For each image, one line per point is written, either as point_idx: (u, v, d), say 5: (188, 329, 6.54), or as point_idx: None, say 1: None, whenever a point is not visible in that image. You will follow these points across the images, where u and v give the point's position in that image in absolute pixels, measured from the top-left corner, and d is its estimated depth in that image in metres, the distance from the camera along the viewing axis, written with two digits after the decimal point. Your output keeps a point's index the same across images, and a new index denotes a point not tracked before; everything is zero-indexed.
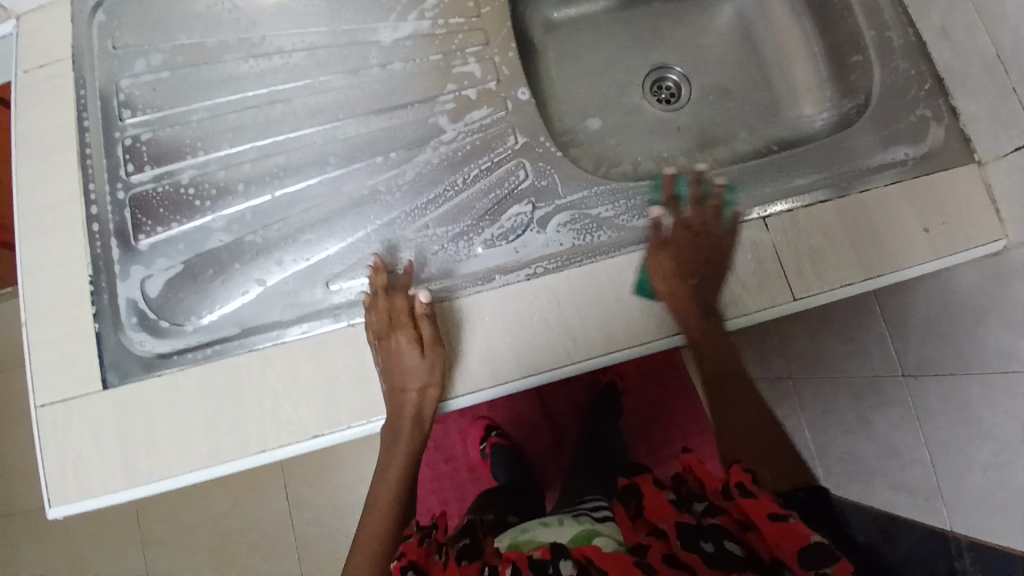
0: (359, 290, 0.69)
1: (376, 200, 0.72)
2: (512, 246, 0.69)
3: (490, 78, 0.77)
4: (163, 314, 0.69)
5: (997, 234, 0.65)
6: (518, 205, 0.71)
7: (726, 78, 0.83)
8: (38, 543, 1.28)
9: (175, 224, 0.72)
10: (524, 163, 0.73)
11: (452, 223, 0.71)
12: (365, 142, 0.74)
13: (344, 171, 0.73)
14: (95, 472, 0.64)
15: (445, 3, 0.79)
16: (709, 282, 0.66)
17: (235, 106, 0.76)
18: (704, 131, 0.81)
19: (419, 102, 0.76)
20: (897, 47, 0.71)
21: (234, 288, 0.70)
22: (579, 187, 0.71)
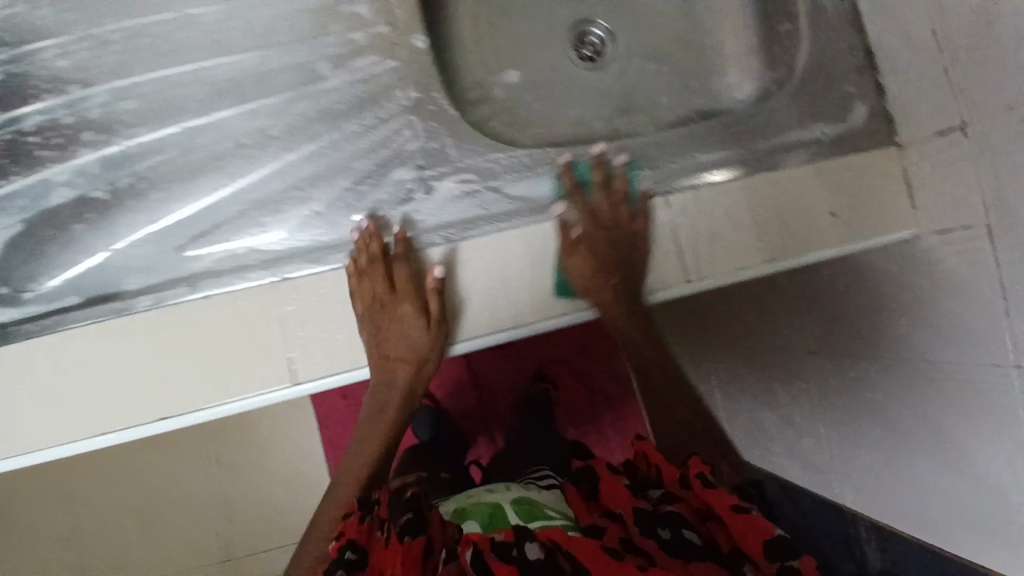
0: (221, 257, 0.60)
1: (239, 155, 0.61)
2: (398, 217, 0.60)
3: (382, 21, 0.62)
4: (5, 278, 0.60)
5: (909, 222, 0.65)
6: (401, 168, 0.61)
7: (651, 34, 0.76)
8: None
9: (17, 175, 0.61)
10: (413, 119, 0.61)
11: (325, 185, 0.61)
12: (232, 86, 0.62)
13: (207, 119, 0.62)
14: None
15: None
16: (613, 264, 0.61)
17: (87, 42, 0.63)
18: (626, 94, 0.75)
19: (302, 40, 0.63)
20: (830, 17, 0.67)
21: (80, 252, 0.60)
22: (473, 151, 0.61)
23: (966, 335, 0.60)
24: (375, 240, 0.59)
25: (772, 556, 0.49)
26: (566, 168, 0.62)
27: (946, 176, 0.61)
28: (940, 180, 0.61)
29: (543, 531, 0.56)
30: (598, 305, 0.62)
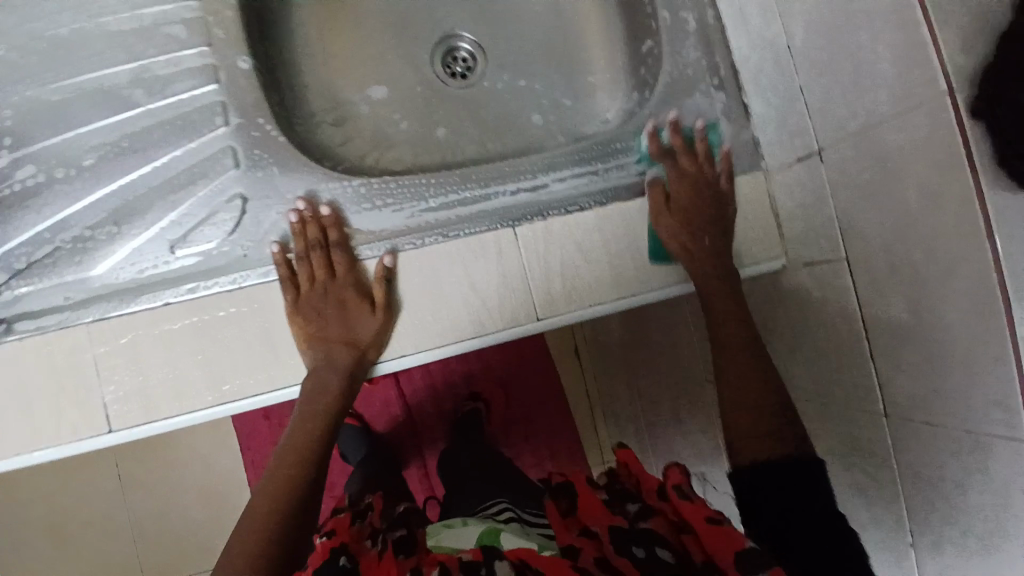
0: (32, 296, 0.56)
1: (53, 189, 0.58)
2: (224, 247, 0.58)
3: (201, 41, 0.61)
4: None
5: (778, 251, 0.62)
6: (222, 199, 0.58)
7: (522, 48, 0.73)
8: None
9: None
10: (237, 149, 0.59)
11: (144, 219, 0.58)
12: (44, 117, 0.58)
13: (23, 153, 0.58)
14: None
15: None
16: (443, 299, 0.58)
17: None
18: (496, 114, 0.71)
19: (123, 65, 0.60)
20: (692, 34, 0.64)
21: None
22: (301, 179, 0.60)
23: (838, 352, 0.57)
24: (316, 222, 0.58)
25: (750, 569, 0.43)
26: (403, 197, 0.60)
27: (806, 206, 0.58)
28: (800, 209, 0.59)
29: (514, 550, 0.50)
30: (447, 343, 0.58)
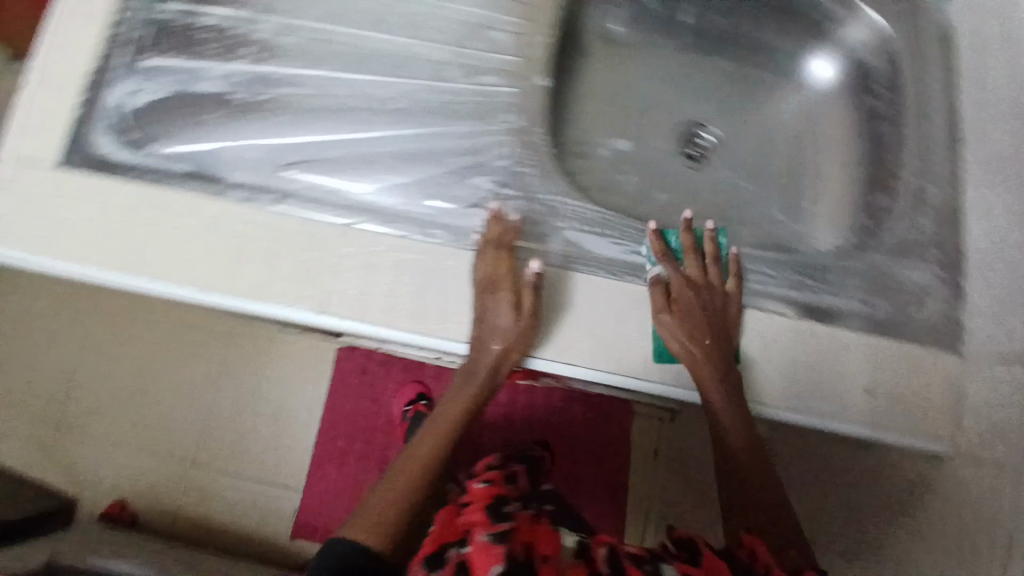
0: (307, 186, 0.66)
1: (355, 113, 0.67)
2: (466, 215, 0.66)
3: (515, 53, 0.69)
4: (140, 126, 0.66)
5: (947, 435, 0.63)
6: (481, 177, 0.67)
7: (757, 160, 0.79)
8: None
9: (176, 58, 0.67)
10: (509, 142, 0.68)
11: (417, 167, 0.67)
12: (372, 54, 0.68)
13: (343, 74, 0.67)
14: (23, 221, 0.63)
15: None
16: (617, 332, 0.64)
17: None
18: (714, 206, 0.76)
19: (445, 45, 0.69)
20: (931, 210, 0.67)
21: (201, 133, 0.66)
22: (549, 186, 0.67)
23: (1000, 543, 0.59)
24: (501, 224, 0.64)
25: None
26: (625, 237, 0.67)
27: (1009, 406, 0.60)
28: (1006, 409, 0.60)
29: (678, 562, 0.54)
30: (613, 370, 0.63)
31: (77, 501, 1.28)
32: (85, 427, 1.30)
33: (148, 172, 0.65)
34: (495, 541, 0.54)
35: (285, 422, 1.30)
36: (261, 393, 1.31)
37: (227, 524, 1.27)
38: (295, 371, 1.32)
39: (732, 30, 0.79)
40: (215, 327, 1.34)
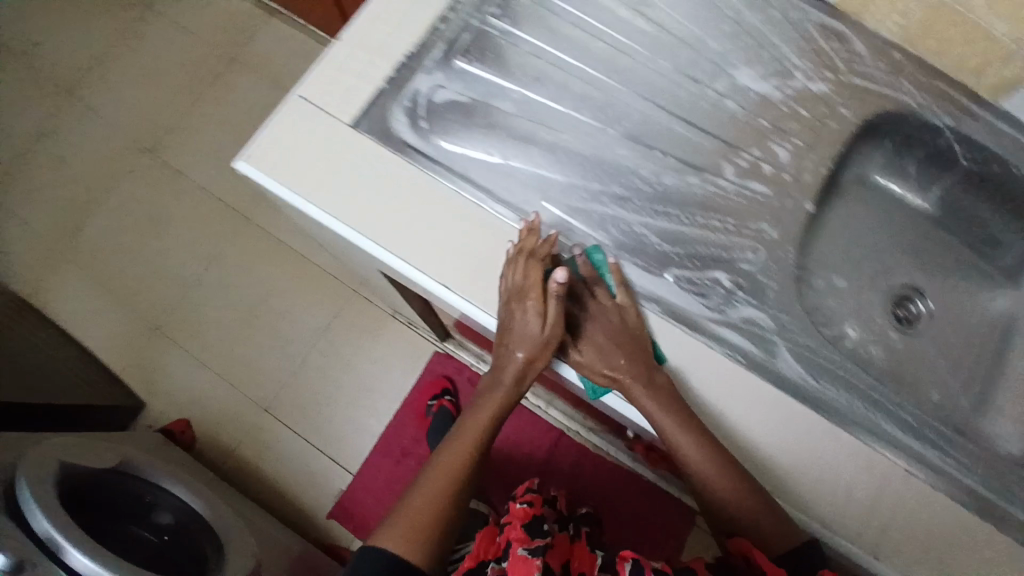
0: (560, 223, 0.66)
1: (624, 174, 0.68)
2: (702, 313, 0.64)
3: (790, 172, 0.69)
4: (430, 118, 0.69)
5: None
6: (722, 273, 0.65)
7: (962, 341, 0.80)
8: (118, 214, 1.45)
9: (485, 70, 0.70)
10: (760, 252, 0.67)
11: (665, 241, 0.66)
12: (658, 128, 0.69)
13: (624, 136, 0.68)
14: (306, 165, 0.67)
15: (809, 93, 0.71)
16: (809, 466, 0.62)
17: (597, 33, 0.72)
18: (912, 370, 0.76)
19: (723, 142, 0.69)
20: None
21: (482, 144, 0.68)
22: (787, 310, 0.66)
23: None
24: (535, 236, 0.63)
25: None
26: (854, 390, 0.65)
27: None
28: None
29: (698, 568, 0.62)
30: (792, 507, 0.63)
31: (150, 402, 1.36)
32: (181, 338, 1.40)
33: (423, 163, 0.67)
34: (532, 555, 0.65)
35: (363, 400, 1.38)
36: (349, 366, 1.40)
37: (274, 477, 1.33)
38: (388, 358, 1.40)
39: (978, 216, 0.80)
40: (330, 291, 1.44)
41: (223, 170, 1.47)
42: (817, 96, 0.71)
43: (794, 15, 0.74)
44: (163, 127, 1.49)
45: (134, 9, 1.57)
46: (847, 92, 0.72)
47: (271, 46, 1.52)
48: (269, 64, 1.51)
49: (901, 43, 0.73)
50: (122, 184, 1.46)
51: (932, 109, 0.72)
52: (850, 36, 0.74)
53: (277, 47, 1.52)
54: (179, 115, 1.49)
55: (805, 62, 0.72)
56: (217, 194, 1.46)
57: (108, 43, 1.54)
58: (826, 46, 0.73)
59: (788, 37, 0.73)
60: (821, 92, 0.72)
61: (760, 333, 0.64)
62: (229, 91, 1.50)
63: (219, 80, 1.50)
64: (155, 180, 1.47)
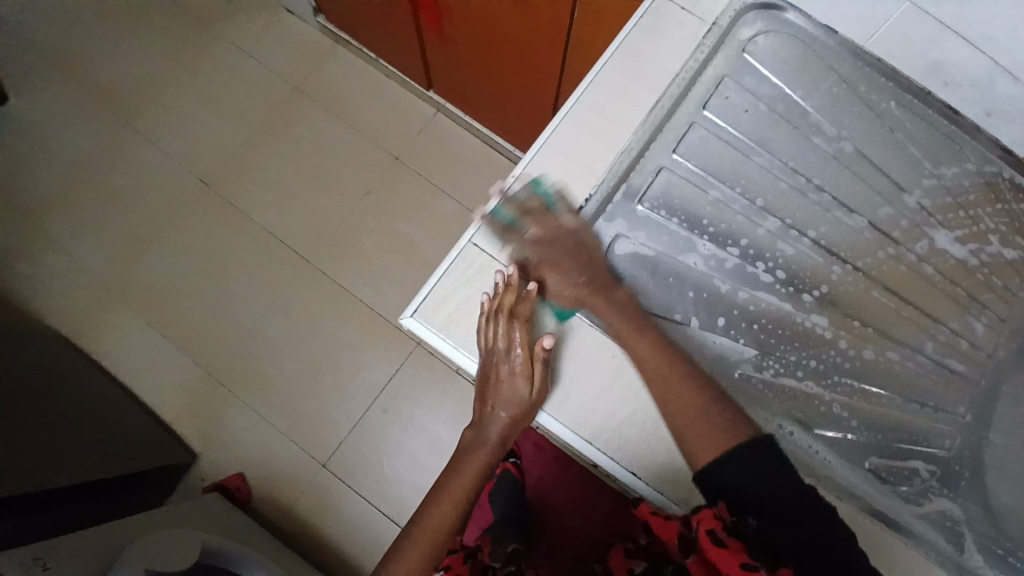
0: (756, 400, 0.61)
1: (822, 347, 0.63)
2: (902, 507, 0.60)
3: (985, 349, 0.66)
4: (612, 271, 0.63)
5: None
6: (920, 461, 0.62)
7: None
8: (170, 251, 1.38)
9: (672, 219, 0.65)
10: (954, 436, 0.64)
11: (864, 426, 0.62)
12: (855, 296, 0.64)
13: (820, 305, 0.64)
14: (480, 323, 0.61)
15: (1006, 261, 0.67)
16: None
17: (790, 182, 0.67)
18: None
19: (921, 313, 0.65)
20: None
21: (668, 304, 0.63)
22: (983, 503, 0.62)
23: None
24: (516, 293, 0.58)
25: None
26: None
27: None
28: None
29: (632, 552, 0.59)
30: None
31: (199, 459, 1.28)
32: (240, 389, 1.31)
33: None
34: None
35: (431, 467, 1.28)
36: (414, 427, 1.31)
37: (325, 545, 1.25)
38: (455, 421, 1.30)
39: None
40: (396, 343, 1.35)
41: (286, 208, 1.40)
42: (1012, 264, 0.67)
43: (989, 167, 0.69)
44: (225, 158, 1.43)
45: (194, 27, 1.51)
46: None
47: (338, 76, 1.48)
48: (346, 103, 1.46)
49: None
50: (177, 219, 1.39)
51: None
52: None
53: (355, 87, 1.47)
54: (240, 146, 1.44)
55: (1006, 220, 0.68)
56: (279, 233, 1.39)
57: (168, 63, 1.48)
58: (1016, 205, 0.68)
59: (982, 193, 0.68)
60: (1017, 259, 0.67)
61: (955, 529, 0.60)
62: (297, 130, 1.45)
63: (289, 117, 1.45)
64: (214, 216, 1.40)
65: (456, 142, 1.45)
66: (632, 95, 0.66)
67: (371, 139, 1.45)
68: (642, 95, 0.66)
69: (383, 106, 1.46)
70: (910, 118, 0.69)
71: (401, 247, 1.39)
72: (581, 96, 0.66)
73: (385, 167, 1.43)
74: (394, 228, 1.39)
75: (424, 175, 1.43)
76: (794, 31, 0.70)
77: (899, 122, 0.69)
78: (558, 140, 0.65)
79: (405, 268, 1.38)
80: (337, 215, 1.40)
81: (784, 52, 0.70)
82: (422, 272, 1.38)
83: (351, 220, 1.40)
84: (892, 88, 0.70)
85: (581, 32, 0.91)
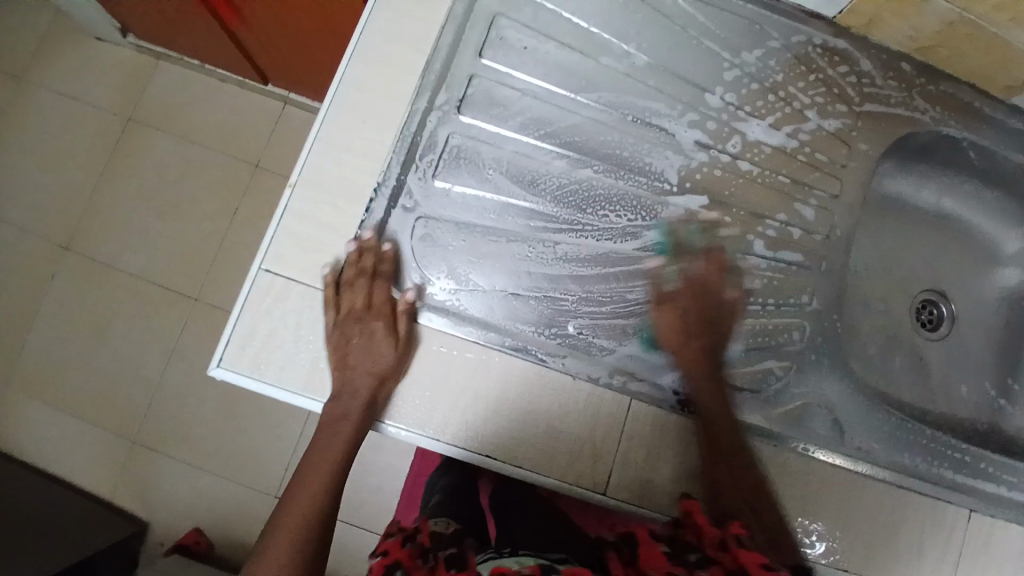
0: (601, 346, 0.59)
1: (652, 274, 0.61)
2: (764, 413, 0.60)
3: (821, 231, 0.65)
4: (420, 255, 0.59)
5: None
6: (775, 360, 0.62)
7: (990, 340, 0.78)
8: (51, 328, 1.30)
9: (469, 184, 0.60)
10: (805, 327, 0.63)
11: (708, 342, 0.61)
12: (678, 215, 0.62)
13: (642, 233, 0.62)
14: (292, 351, 0.57)
15: (824, 135, 0.65)
16: (884, 532, 0.62)
17: (589, 111, 0.63)
18: (938, 378, 0.76)
19: (749, 212, 0.63)
20: None
21: (488, 270, 0.59)
22: (846, 387, 0.63)
23: None
24: (372, 253, 0.57)
25: None
26: (916, 449, 0.64)
27: None
28: None
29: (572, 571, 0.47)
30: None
31: (149, 525, 1.25)
32: (164, 445, 1.27)
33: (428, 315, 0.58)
34: None
35: None
36: None
37: None
38: None
39: (970, 219, 0.78)
40: None
41: (155, 251, 1.33)
42: (833, 136, 0.65)
43: (795, 37, 0.66)
44: (77, 214, 1.34)
45: (2, 80, 1.38)
46: (862, 124, 0.66)
47: (169, 95, 1.37)
48: (187, 121, 1.37)
49: (911, 51, 0.67)
50: (46, 293, 1.31)
51: (949, 121, 0.69)
52: (854, 52, 0.67)
53: (192, 102, 1.37)
54: (88, 198, 1.34)
55: (815, 93, 0.65)
56: (157, 278, 1.32)
57: None
58: (829, 69, 0.66)
59: (792, 69, 0.65)
60: (835, 130, 0.65)
61: (825, 415, 0.62)
62: (144, 165, 1.35)
63: (132, 153, 1.36)
64: (83, 278, 1.31)
65: None
66: (399, 61, 0.61)
67: (225, 153, 1.36)
68: (409, 58, 0.61)
69: (226, 115, 1.37)
70: (700, 9, 0.65)
71: None
72: (344, 77, 0.60)
73: (247, 178, 1.35)
74: None
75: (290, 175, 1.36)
76: None
77: (691, 19, 0.65)
78: (329, 132, 0.60)
79: None
80: (213, 242, 1.33)
81: None
82: None
83: (228, 242, 1.33)
84: None
85: None
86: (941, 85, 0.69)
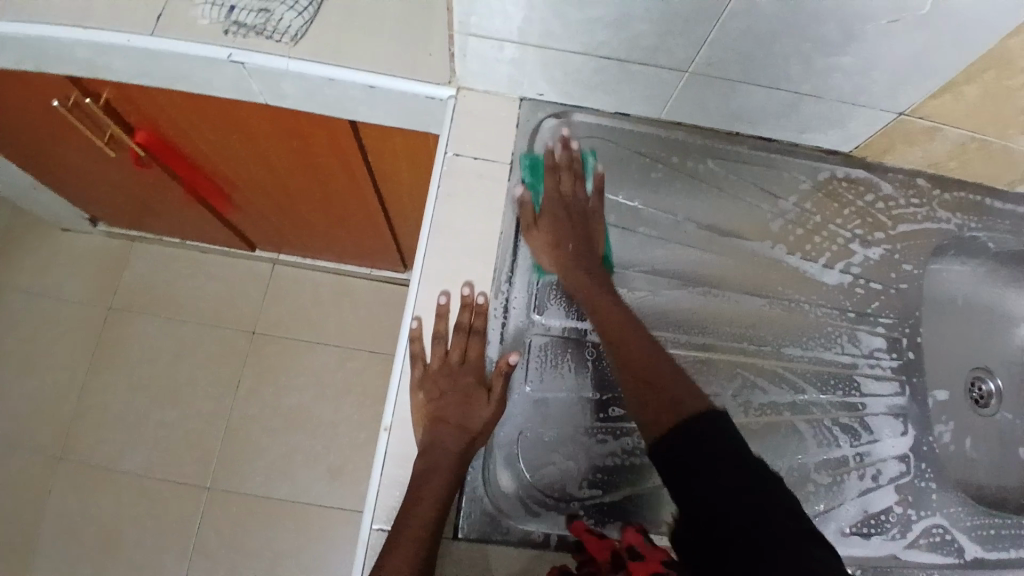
0: None
1: (757, 437, 0.61)
2: (894, 557, 0.60)
3: (892, 357, 0.67)
4: (534, 471, 0.57)
5: None
6: (888, 496, 0.62)
7: None
8: (52, 554, 1.16)
9: (564, 386, 0.60)
10: (906, 455, 0.64)
11: (823, 494, 0.61)
12: (768, 371, 0.63)
13: (738, 397, 0.62)
14: None
15: (872, 264, 0.68)
16: None
17: (660, 287, 0.64)
18: None
19: (822, 351, 0.65)
20: None
21: (601, 471, 0.58)
22: (955, 502, 0.64)
23: None
24: (468, 309, 0.59)
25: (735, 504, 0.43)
26: None
27: None
28: None
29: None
30: None
31: None
32: None
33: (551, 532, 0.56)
34: None
35: None
36: None
37: None
38: None
39: None
40: (344, 519, 1.21)
41: (155, 445, 1.23)
42: (880, 263, 0.69)
43: (820, 176, 0.70)
44: (64, 421, 1.23)
45: None
46: (901, 246, 0.70)
47: (148, 276, 1.32)
48: (173, 299, 1.31)
49: (924, 168, 0.71)
50: (42, 515, 1.18)
51: (970, 224, 0.73)
52: (876, 179, 0.71)
53: (176, 279, 1.32)
54: (74, 402, 1.25)
55: (851, 226, 0.69)
56: (164, 473, 1.22)
57: None
58: (857, 200, 0.70)
59: (825, 207, 0.69)
60: (880, 257, 0.69)
61: (945, 539, 0.62)
62: (135, 354, 1.28)
63: (119, 343, 1.28)
64: (80, 490, 1.20)
65: (307, 286, 1.34)
66: (466, 272, 0.60)
67: (219, 325, 1.31)
68: (474, 266, 0.60)
69: (215, 285, 1.32)
70: (730, 167, 0.68)
71: (303, 422, 1.26)
72: (417, 300, 0.59)
73: (247, 346, 1.30)
74: (285, 405, 1.27)
75: (291, 334, 1.31)
76: (595, 137, 0.67)
77: (726, 179, 0.68)
78: (415, 362, 0.57)
79: (317, 442, 1.25)
80: (218, 421, 1.25)
81: (592, 152, 0.66)
82: (333, 434, 1.26)
83: (233, 417, 1.26)
84: (703, 144, 0.68)
85: (379, 166, 0.84)
86: (955, 189, 0.73)
